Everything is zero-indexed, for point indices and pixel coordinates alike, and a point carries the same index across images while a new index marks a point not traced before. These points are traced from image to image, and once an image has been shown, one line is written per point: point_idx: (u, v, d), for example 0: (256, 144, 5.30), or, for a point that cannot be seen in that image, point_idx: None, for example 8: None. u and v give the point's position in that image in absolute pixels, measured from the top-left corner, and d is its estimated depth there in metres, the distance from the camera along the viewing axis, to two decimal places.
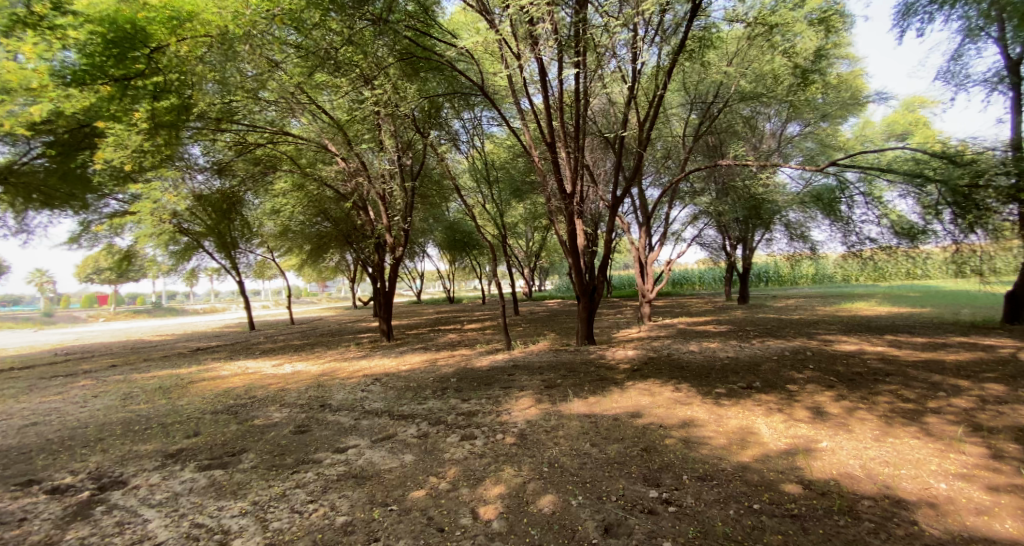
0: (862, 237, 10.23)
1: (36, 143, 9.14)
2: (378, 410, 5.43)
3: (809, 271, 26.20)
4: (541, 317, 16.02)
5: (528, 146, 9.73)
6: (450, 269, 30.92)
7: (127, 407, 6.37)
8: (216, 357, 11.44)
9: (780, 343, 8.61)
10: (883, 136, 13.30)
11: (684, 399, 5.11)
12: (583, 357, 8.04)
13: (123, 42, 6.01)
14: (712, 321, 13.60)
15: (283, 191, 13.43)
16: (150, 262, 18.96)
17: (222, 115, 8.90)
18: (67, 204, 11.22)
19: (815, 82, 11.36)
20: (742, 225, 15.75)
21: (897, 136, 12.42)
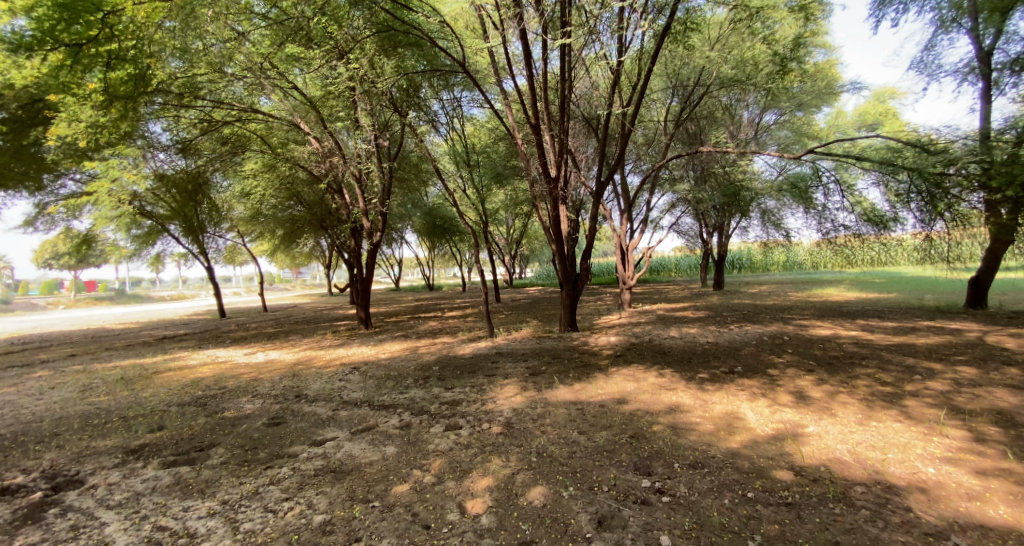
0: (836, 225, 10.36)
1: None
2: (357, 400, 5.25)
3: (781, 258, 26.82)
4: (521, 304, 15.94)
5: (510, 129, 9.49)
6: (428, 256, 30.54)
7: (86, 399, 6.02)
8: (184, 346, 10.99)
9: (758, 328, 8.73)
10: (856, 125, 13.52)
11: (669, 385, 5.09)
12: (565, 343, 7.97)
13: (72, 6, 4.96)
14: (691, 307, 13.75)
15: (253, 173, 12.89)
16: (112, 247, 18.09)
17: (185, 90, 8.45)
18: (17, 185, 10.54)
19: (794, 70, 11.41)
20: (720, 212, 15.88)
21: (869, 125, 12.63)
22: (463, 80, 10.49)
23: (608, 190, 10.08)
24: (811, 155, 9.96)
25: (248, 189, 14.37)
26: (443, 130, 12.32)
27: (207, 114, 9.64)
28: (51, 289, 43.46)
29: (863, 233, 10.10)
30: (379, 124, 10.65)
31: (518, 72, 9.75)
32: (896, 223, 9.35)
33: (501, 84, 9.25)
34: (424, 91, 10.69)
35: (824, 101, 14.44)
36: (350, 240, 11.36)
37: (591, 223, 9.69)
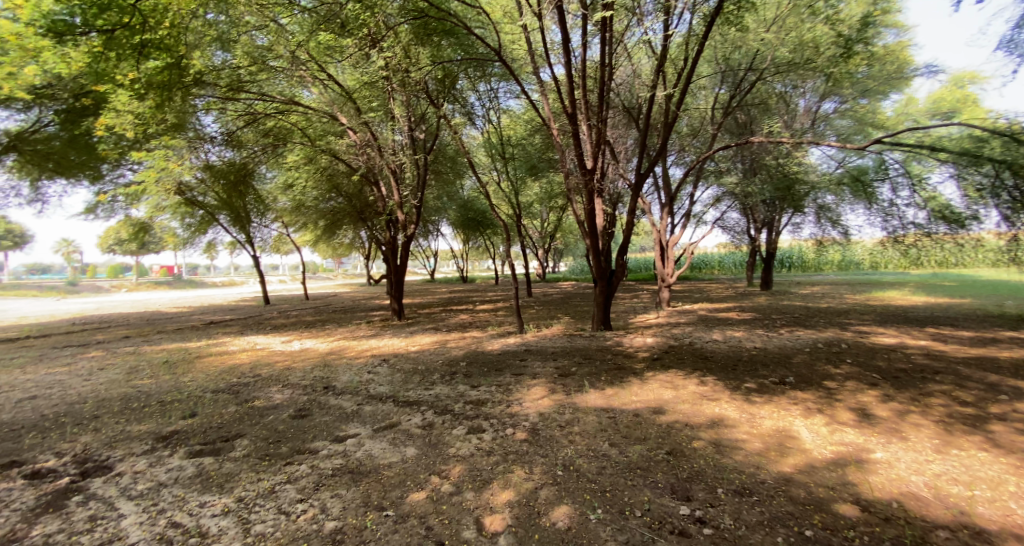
0: (905, 222, 9.49)
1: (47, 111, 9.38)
2: (383, 394, 5.15)
3: (835, 257, 25.24)
4: (556, 299, 15.64)
5: (546, 120, 9.18)
6: (464, 249, 30.65)
7: (130, 382, 6.22)
8: (227, 332, 11.34)
9: (810, 333, 8.11)
10: (927, 113, 12.34)
11: (711, 395, 4.72)
12: (599, 343, 7.64)
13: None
14: (735, 307, 13.06)
15: (295, 165, 13.21)
16: (168, 235, 19.11)
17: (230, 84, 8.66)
18: (80, 175, 11.18)
19: (859, 53, 10.51)
20: (770, 207, 15.00)
21: (944, 114, 11.55)
22: (500, 69, 10.23)
23: (648, 183, 9.60)
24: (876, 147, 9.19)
25: (290, 180, 14.75)
26: (479, 122, 12.15)
27: (252, 107, 9.89)
28: (117, 273, 46.51)
29: (934, 231, 9.24)
30: (415, 116, 10.58)
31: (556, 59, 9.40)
32: (973, 220, 8.51)
33: (538, 71, 8.91)
34: (461, 82, 10.57)
35: (892, 88, 13.28)
36: (385, 232, 11.37)
37: (630, 219, 9.26)
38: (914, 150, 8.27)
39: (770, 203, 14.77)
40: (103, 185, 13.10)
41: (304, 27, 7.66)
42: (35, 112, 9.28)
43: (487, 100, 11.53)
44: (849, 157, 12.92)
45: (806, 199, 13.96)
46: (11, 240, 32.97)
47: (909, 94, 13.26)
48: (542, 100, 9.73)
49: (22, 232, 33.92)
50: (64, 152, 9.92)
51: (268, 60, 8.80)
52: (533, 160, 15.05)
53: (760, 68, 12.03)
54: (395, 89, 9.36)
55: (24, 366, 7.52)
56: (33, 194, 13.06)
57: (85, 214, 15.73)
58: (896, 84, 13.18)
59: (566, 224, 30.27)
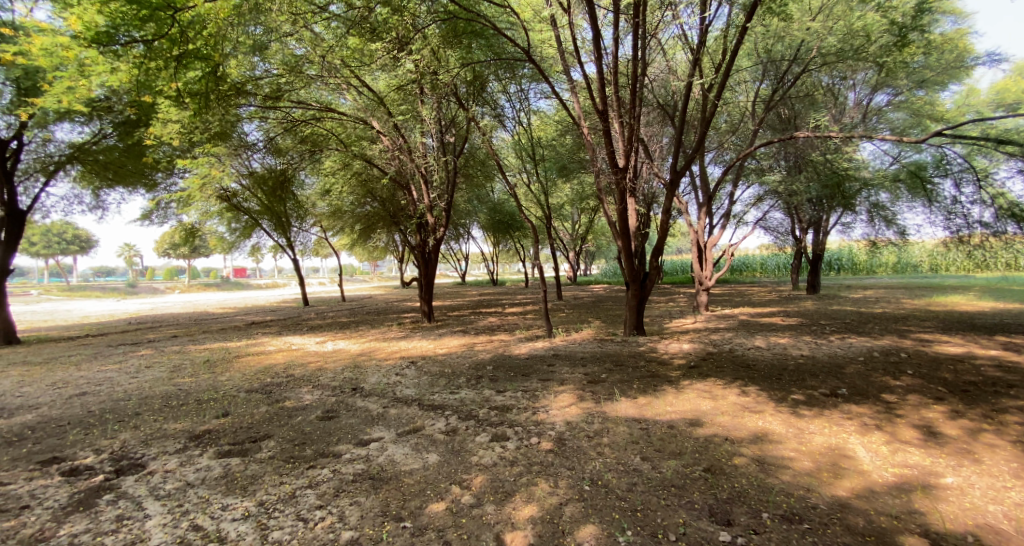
0: (970, 222, 8.78)
1: (105, 123, 10.02)
2: (409, 398, 5.10)
3: (889, 259, 23.77)
4: (587, 302, 15.37)
5: (577, 119, 9.00)
6: (497, 251, 30.69)
7: (171, 380, 6.42)
8: (266, 332, 11.67)
9: (862, 341, 7.61)
10: (992, 105, 11.45)
11: (753, 407, 4.44)
12: (632, 349, 7.38)
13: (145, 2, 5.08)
14: (779, 312, 12.43)
15: (332, 171, 13.56)
16: (215, 240, 20.02)
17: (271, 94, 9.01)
18: (135, 183, 11.86)
19: (915, 41, 9.82)
20: (816, 206, 14.29)
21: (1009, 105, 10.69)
22: (531, 70, 10.13)
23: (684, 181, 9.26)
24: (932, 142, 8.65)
25: (328, 185, 15.15)
26: (510, 124, 12.10)
27: (291, 115, 10.24)
28: (172, 275, 49.11)
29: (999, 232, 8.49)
30: (445, 120, 10.64)
31: (587, 57, 9.23)
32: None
33: (568, 69, 8.74)
34: (492, 85, 10.57)
35: (953, 78, 12.36)
36: (416, 235, 11.45)
37: (664, 220, 8.94)
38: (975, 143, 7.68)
39: (817, 202, 14.06)
40: (157, 192, 13.87)
41: (336, 33, 7.80)
42: (96, 125, 9.95)
43: (518, 102, 11.45)
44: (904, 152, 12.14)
45: (857, 198, 13.21)
46: (78, 244, 35.25)
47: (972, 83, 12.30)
48: (572, 99, 9.57)
49: (88, 238, 36.24)
50: (121, 162, 10.54)
51: (308, 70, 9.04)
52: (564, 162, 14.89)
53: (804, 60, 11.45)
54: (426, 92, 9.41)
55: (80, 363, 7.92)
56: (95, 201, 13.87)
57: (140, 220, 16.63)
58: (956, 74, 12.28)
59: (599, 226, 29.82)
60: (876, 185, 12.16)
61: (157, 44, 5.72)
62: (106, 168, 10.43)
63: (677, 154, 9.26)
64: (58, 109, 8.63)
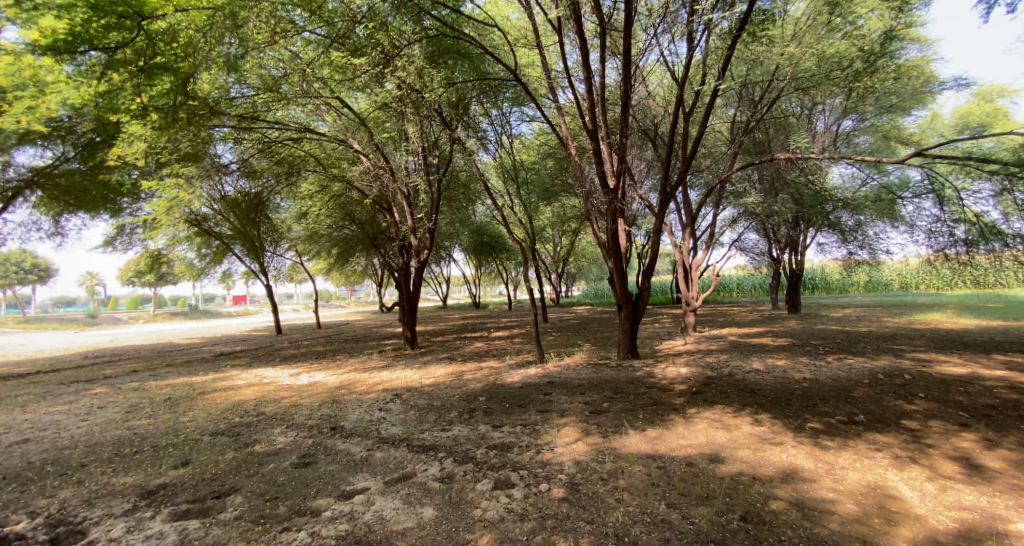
0: (952, 242, 8.91)
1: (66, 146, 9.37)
2: (396, 438, 4.60)
3: (862, 277, 24.32)
4: (573, 325, 14.98)
5: (563, 140, 8.87)
6: (476, 274, 30.25)
7: (126, 422, 5.73)
8: (237, 364, 10.89)
9: (862, 362, 7.43)
10: (956, 129, 11.85)
11: (772, 438, 4.15)
12: (629, 374, 7.03)
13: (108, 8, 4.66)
14: (768, 333, 12.32)
15: (308, 194, 13.11)
16: (183, 266, 19.10)
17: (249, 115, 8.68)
18: (99, 208, 11.17)
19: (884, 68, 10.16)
20: (792, 226, 14.56)
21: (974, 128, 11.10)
22: (513, 92, 9.98)
23: (673, 199, 9.13)
24: (903, 162, 8.73)
25: (304, 209, 14.64)
26: (491, 146, 11.91)
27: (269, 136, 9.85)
28: (137, 304, 46.94)
29: (976, 249, 8.67)
30: (428, 141, 10.37)
31: (571, 79, 9.13)
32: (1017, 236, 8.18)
33: (554, 91, 8.59)
34: (474, 108, 10.47)
35: (919, 103, 12.76)
36: (397, 258, 10.98)
37: (653, 241, 8.71)
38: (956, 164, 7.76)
39: (794, 223, 14.31)
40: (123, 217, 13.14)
41: (315, 50, 7.55)
42: (57, 148, 9.31)
43: (499, 126, 11.43)
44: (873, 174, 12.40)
45: (833, 219, 13.49)
46: (36, 273, 33.40)
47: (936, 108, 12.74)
48: (558, 120, 9.42)
49: (46, 266, 34.37)
50: (83, 187, 9.88)
51: (286, 92, 8.66)
52: (547, 184, 14.75)
53: (780, 84, 11.73)
54: (408, 112, 9.14)
55: (23, 405, 7.09)
56: (52, 228, 13.01)
57: (102, 247, 15.70)
58: (919, 99, 12.69)
59: (579, 248, 29.81)
60: (849, 206, 12.31)
61: (124, 59, 5.28)
62: (66, 190, 9.77)
63: (666, 173, 9.12)
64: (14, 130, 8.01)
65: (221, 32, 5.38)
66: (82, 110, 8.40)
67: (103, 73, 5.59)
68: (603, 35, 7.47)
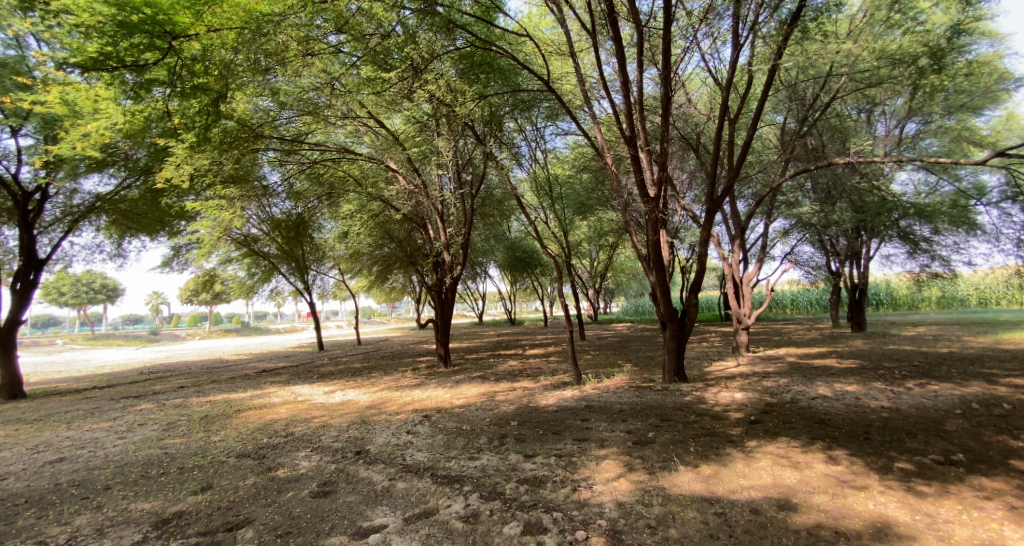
0: None
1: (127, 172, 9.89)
2: (421, 466, 4.27)
3: (933, 291, 22.26)
4: (613, 343, 14.36)
5: (600, 151, 8.48)
6: (514, 291, 29.91)
7: (159, 441, 5.68)
8: (276, 381, 10.95)
9: (948, 388, 6.51)
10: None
11: (853, 483, 3.53)
12: (675, 399, 6.43)
13: (143, 27, 4.74)
14: (831, 353, 11.26)
15: (349, 214, 13.33)
16: (234, 285, 19.86)
17: (294, 138, 8.94)
18: (155, 232, 11.70)
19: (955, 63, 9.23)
20: (852, 236, 13.50)
21: None
22: (548, 106, 9.74)
23: (720, 210, 8.54)
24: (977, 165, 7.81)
25: (345, 228, 14.89)
26: (525, 162, 11.69)
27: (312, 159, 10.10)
28: (196, 322, 49.59)
29: None
30: (462, 158, 10.31)
31: (607, 89, 8.78)
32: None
33: (590, 102, 8.24)
34: (508, 125, 10.33)
35: (993, 101, 11.45)
36: (432, 274, 10.83)
37: (699, 255, 8.12)
38: None
39: (854, 232, 13.26)
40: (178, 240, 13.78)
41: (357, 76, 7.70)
42: (119, 175, 9.84)
43: (534, 141, 11.21)
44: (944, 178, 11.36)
45: (899, 228, 12.40)
46: (106, 292, 35.71)
47: (1012, 107, 11.57)
48: (594, 131, 9.05)
49: (115, 287, 36.80)
50: (140, 211, 10.36)
51: (328, 116, 8.94)
52: (584, 199, 14.39)
53: (835, 88, 10.94)
54: (442, 129, 9.09)
55: (71, 421, 7.24)
56: (115, 250, 13.76)
57: (160, 267, 16.50)
58: (992, 96, 11.39)
59: (620, 262, 29.00)
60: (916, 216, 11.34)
61: (185, 92, 5.44)
62: (125, 214, 10.29)
63: (712, 183, 8.54)
64: (76, 157, 8.47)
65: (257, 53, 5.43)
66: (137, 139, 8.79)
67: (152, 101, 5.75)
68: (641, 43, 7.08)
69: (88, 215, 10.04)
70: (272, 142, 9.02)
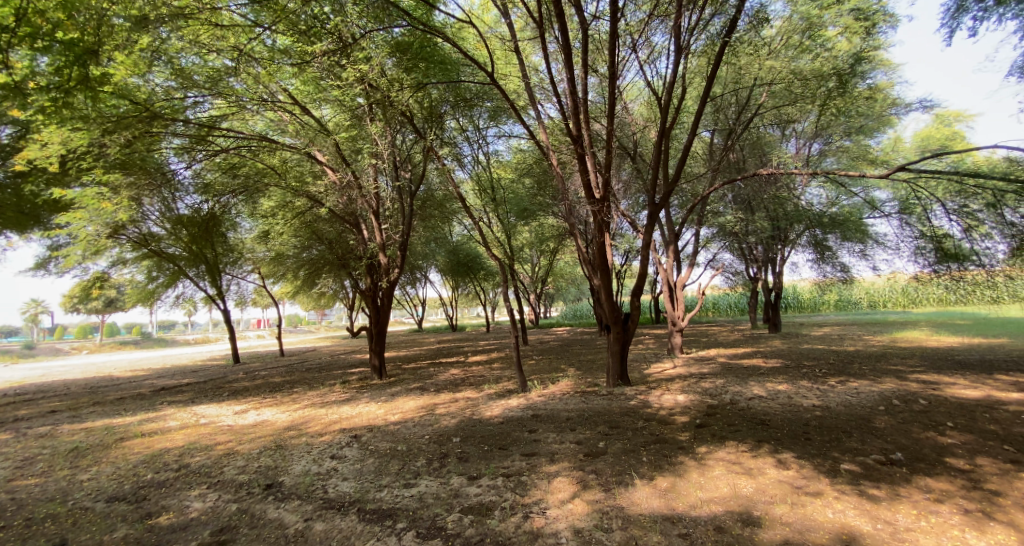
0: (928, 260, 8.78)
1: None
2: (345, 499, 3.67)
3: (833, 295, 24.61)
4: (553, 348, 14.20)
5: (545, 150, 8.23)
6: (451, 296, 29.16)
7: (7, 484, 4.56)
8: (176, 401, 9.55)
9: (868, 385, 6.87)
10: (917, 153, 12.26)
11: (808, 488, 3.43)
12: (622, 403, 6.24)
13: None
14: (757, 353, 11.77)
15: (272, 212, 12.17)
16: (132, 291, 17.57)
17: (207, 124, 7.94)
18: (30, 228, 9.99)
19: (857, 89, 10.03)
20: (766, 246, 14.44)
21: (934, 150, 11.51)
22: (491, 105, 9.42)
23: (659, 217, 8.59)
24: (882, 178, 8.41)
25: (266, 228, 13.64)
26: (466, 164, 11.25)
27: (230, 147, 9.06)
28: (86, 334, 43.88)
29: (963, 265, 8.30)
30: (401, 155, 9.79)
31: (553, 94, 8.57)
32: (981, 257, 7.82)
33: (536, 105, 7.98)
34: (449, 124, 9.91)
35: (884, 124, 12.75)
36: (365, 278, 9.99)
37: (643, 257, 8.07)
38: (933, 179, 7.48)
39: (768, 243, 14.16)
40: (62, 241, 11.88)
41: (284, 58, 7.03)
42: None
43: (476, 143, 10.84)
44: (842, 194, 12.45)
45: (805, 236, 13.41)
46: None
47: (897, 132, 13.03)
48: (539, 132, 8.79)
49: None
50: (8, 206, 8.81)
51: (247, 105, 8.34)
52: (524, 204, 14.17)
53: (760, 103, 11.58)
54: (378, 120, 8.48)
55: None
56: None
57: (33, 270, 14.16)
58: (884, 120, 12.71)
59: (557, 268, 29.24)
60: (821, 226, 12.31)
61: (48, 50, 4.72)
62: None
63: (654, 187, 8.51)
64: None
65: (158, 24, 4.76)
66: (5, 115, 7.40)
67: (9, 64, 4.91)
68: (587, 55, 6.91)
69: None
70: (180, 128, 8.08)
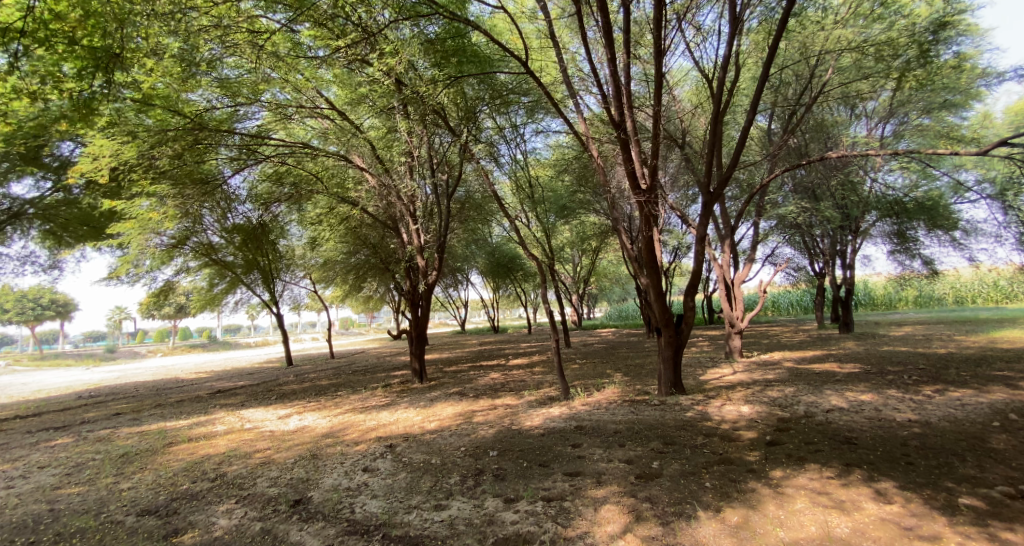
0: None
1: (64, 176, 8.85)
2: (371, 523, 3.36)
3: (911, 291, 22.32)
4: (600, 350, 13.59)
5: (585, 142, 7.69)
6: (495, 298, 28.94)
7: (54, 491, 4.60)
8: (227, 404, 9.75)
9: (972, 395, 5.89)
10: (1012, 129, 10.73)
11: (920, 531, 2.79)
12: (677, 415, 5.63)
13: None
14: (829, 356, 10.67)
15: (316, 218, 12.27)
16: (195, 297, 18.43)
17: (256, 136, 8.01)
18: (98, 240, 10.53)
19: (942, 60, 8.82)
20: (832, 238, 13.20)
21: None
22: (529, 100, 9.03)
23: (712, 210, 7.87)
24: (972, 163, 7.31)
25: (314, 235, 13.88)
26: (504, 164, 10.87)
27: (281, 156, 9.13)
28: (160, 337, 47.29)
29: None
30: (438, 157, 9.61)
31: (593, 84, 8.02)
32: None
33: (576, 96, 7.48)
34: (487, 124, 9.61)
35: (972, 99, 11.05)
36: (405, 281, 9.80)
37: (697, 255, 7.36)
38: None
39: (835, 234, 12.90)
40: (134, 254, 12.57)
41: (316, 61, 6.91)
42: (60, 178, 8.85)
43: (514, 143, 10.47)
44: (919, 178, 11.18)
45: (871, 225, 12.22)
46: (54, 308, 33.25)
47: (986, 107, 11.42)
48: (580, 124, 8.25)
49: (68, 302, 34.68)
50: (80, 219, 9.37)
51: (291, 115, 8.49)
52: (567, 202, 13.68)
53: (824, 80, 10.52)
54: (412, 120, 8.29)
55: None
56: (51, 262, 12.35)
57: (108, 279, 15.09)
58: (972, 92, 11.03)
59: (602, 267, 28.36)
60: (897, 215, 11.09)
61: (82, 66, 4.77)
62: (59, 223, 9.33)
63: (706, 177, 7.79)
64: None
65: (183, 9, 4.70)
66: (71, 133, 7.80)
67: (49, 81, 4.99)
68: (629, 38, 6.35)
69: (18, 221, 8.97)
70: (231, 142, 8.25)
